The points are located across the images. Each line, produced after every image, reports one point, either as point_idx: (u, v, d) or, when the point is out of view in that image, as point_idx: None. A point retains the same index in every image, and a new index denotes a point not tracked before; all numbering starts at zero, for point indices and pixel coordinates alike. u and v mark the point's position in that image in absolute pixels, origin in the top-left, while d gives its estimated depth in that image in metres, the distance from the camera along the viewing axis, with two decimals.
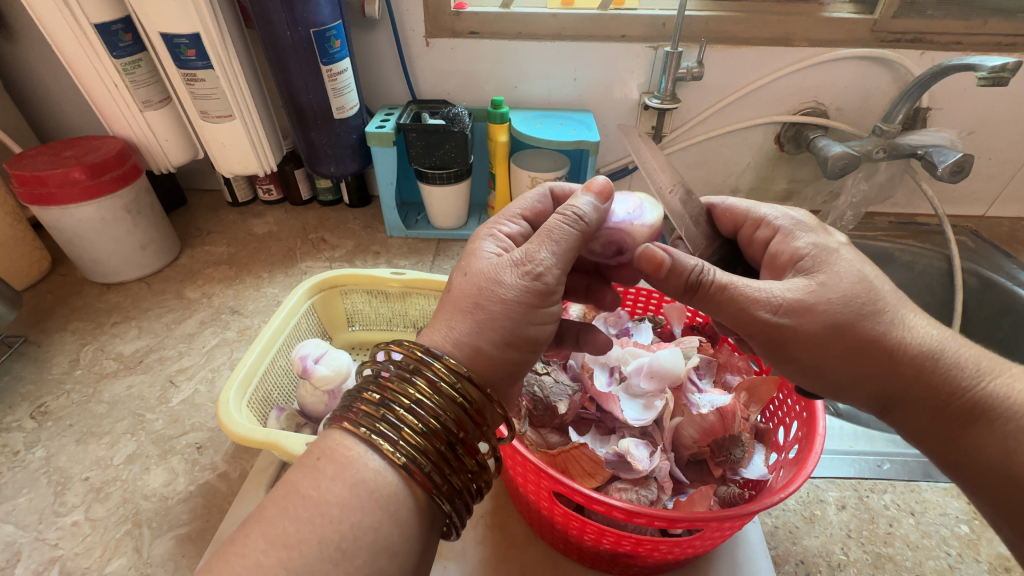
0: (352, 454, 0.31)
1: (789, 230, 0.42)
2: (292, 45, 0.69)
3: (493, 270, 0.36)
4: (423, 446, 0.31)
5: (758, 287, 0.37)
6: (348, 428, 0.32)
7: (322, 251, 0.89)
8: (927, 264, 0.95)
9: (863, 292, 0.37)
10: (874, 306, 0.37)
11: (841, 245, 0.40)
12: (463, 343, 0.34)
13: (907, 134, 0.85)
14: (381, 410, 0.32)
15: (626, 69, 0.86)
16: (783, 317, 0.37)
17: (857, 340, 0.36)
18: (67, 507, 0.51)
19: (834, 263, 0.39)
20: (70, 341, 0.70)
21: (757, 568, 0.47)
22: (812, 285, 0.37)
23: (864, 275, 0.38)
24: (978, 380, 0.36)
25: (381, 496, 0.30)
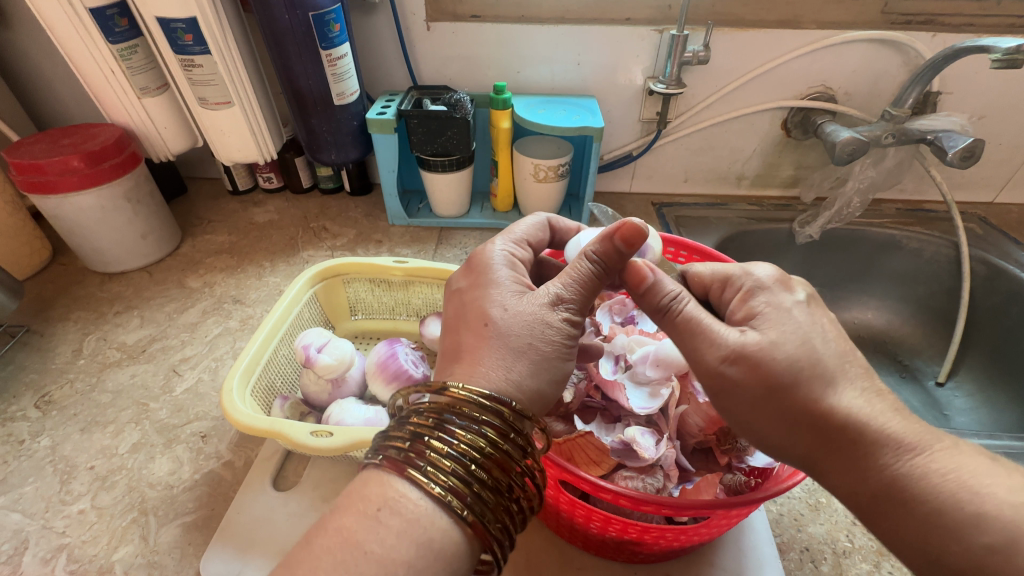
0: (415, 504, 0.30)
1: (752, 289, 0.39)
2: (291, 29, 0.68)
3: (526, 306, 0.38)
4: (485, 497, 0.31)
5: (718, 326, 0.36)
6: (409, 477, 0.31)
7: (323, 240, 0.88)
8: (934, 251, 0.94)
9: (810, 358, 0.34)
10: (807, 369, 0.33)
11: (797, 304, 0.37)
12: (522, 385, 0.36)
13: (917, 118, 0.83)
14: (445, 457, 0.31)
15: (631, 52, 0.85)
16: (728, 365, 0.35)
17: (777, 403, 0.34)
18: (73, 495, 0.51)
19: (778, 324, 0.35)
20: (73, 331, 0.70)
21: (761, 555, 0.47)
22: (762, 341, 0.35)
23: (807, 333, 0.35)
24: (897, 459, 0.30)
25: (443, 548, 0.29)
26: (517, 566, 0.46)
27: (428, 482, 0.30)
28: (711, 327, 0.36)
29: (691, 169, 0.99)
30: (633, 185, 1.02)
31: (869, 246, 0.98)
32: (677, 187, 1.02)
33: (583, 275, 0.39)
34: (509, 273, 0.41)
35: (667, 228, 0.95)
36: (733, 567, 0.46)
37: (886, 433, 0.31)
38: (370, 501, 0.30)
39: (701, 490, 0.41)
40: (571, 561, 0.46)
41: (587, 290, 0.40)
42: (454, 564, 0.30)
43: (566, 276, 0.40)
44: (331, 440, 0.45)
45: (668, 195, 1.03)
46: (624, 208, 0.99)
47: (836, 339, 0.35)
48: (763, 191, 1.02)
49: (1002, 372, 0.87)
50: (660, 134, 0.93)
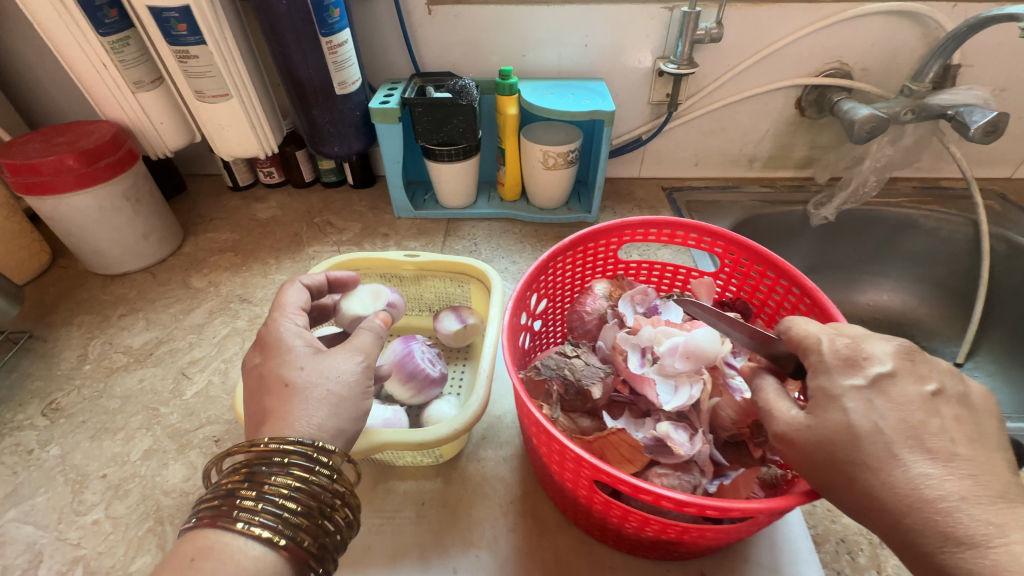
0: (241, 549, 0.31)
1: (817, 369, 0.35)
2: (289, 15, 0.65)
3: (325, 364, 0.40)
4: (308, 527, 0.34)
5: (778, 400, 0.36)
6: (226, 526, 0.32)
7: (329, 235, 0.86)
8: (952, 230, 0.92)
9: (853, 443, 0.31)
10: (848, 453, 0.31)
11: (853, 389, 0.33)
12: (325, 426, 0.38)
13: (938, 93, 0.80)
14: (260, 501, 0.33)
15: (640, 31, 0.82)
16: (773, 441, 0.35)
17: (817, 479, 0.32)
18: (86, 505, 0.50)
19: (826, 412, 0.33)
20: (77, 335, 0.68)
21: (797, 548, 0.45)
22: (806, 421, 0.33)
23: (856, 422, 0.31)
24: (941, 550, 0.27)
25: None
26: (547, 566, 0.44)
27: (250, 526, 0.32)
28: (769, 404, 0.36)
29: (702, 152, 0.97)
30: (642, 170, 1.00)
31: (886, 227, 0.96)
32: (688, 171, 1.00)
33: (369, 338, 0.44)
34: (297, 337, 0.42)
35: (679, 213, 0.93)
36: (769, 563, 0.45)
37: (943, 513, 0.28)
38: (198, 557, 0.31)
39: (739, 486, 0.40)
40: (602, 559, 0.45)
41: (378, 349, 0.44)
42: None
43: (353, 339, 0.43)
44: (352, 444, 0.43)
45: (678, 179, 1.01)
46: (634, 194, 0.97)
47: (897, 419, 0.31)
48: (776, 173, 1.00)
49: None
50: (670, 116, 0.90)
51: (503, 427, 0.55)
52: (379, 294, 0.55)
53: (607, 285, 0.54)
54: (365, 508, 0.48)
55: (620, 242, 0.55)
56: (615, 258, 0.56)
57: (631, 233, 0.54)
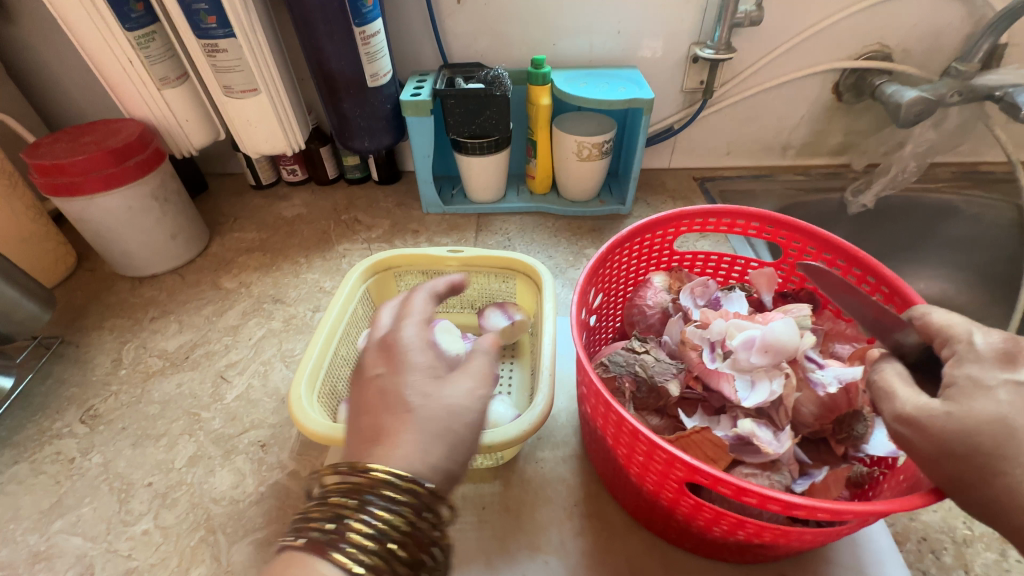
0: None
1: (964, 356, 0.34)
2: (322, 6, 0.63)
3: (452, 396, 0.32)
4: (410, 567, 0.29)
5: (904, 384, 0.35)
6: (326, 557, 0.28)
7: (357, 232, 0.84)
8: (994, 215, 0.90)
9: (1001, 434, 0.30)
10: (997, 444, 0.30)
11: (1008, 382, 0.31)
12: (437, 465, 0.30)
13: (985, 73, 0.78)
14: (357, 527, 0.29)
15: (676, 16, 0.79)
16: (897, 425, 0.33)
17: (948, 469, 0.31)
18: (134, 515, 0.48)
19: (974, 399, 0.31)
20: (110, 339, 0.66)
21: (880, 548, 0.44)
22: (946, 409, 0.32)
23: (1008, 413, 0.30)
24: None
25: None
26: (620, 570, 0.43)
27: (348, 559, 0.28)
28: (892, 388, 0.35)
29: (734, 140, 0.95)
30: (673, 161, 0.98)
31: (925, 214, 0.94)
32: (719, 160, 0.97)
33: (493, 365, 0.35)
34: (417, 353, 0.34)
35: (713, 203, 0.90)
36: (851, 563, 0.43)
37: None
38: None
39: (829, 486, 0.38)
40: (676, 562, 0.43)
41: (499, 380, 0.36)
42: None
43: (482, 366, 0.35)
44: None
45: (709, 168, 0.98)
46: (666, 185, 0.95)
47: None
48: (809, 161, 0.97)
49: None
50: (704, 104, 0.88)
51: (558, 426, 0.53)
52: None
53: (666, 278, 0.51)
54: None
55: (677, 233, 0.52)
56: (670, 250, 0.54)
57: (690, 223, 0.51)
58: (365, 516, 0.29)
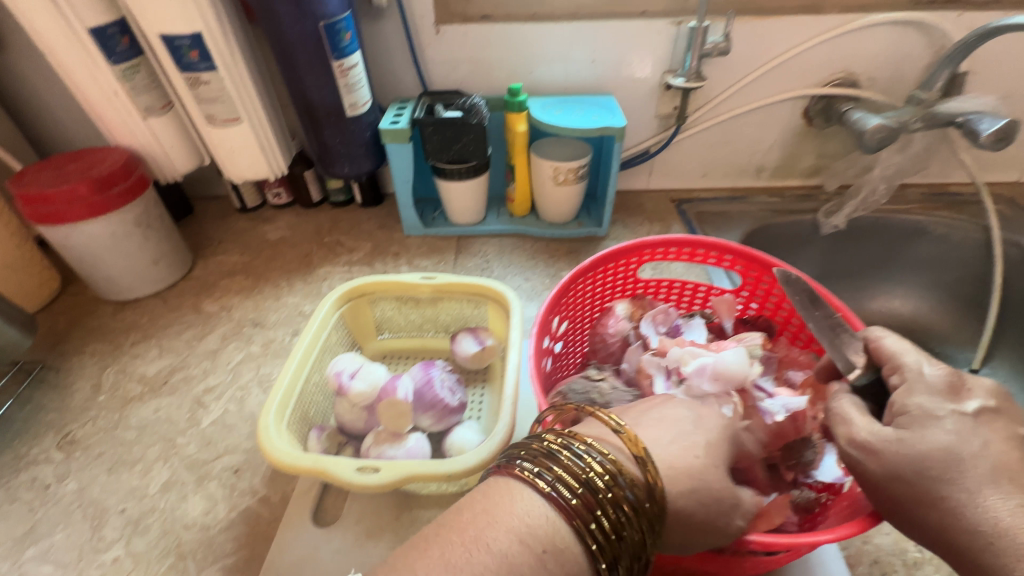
0: (534, 505, 0.30)
1: (914, 386, 0.37)
2: (301, 40, 0.65)
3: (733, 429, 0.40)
4: (603, 521, 0.30)
5: (859, 413, 0.38)
6: (529, 482, 0.31)
7: (339, 255, 0.86)
8: (962, 236, 0.92)
9: (948, 461, 0.32)
10: (944, 471, 0.32)
11: (955, 413, 0.34)
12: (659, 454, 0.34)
13: (946, 101, 0.80)
14: (562, 461, 0.32)
15: (648, 46, 0.82)
16: (851, 449, 0.36)
17: (901, 492, 0.33)
18: (106, 542, 0.49)
19: (926, 429, 0.34)
20: (90, 364, 0.68)
21: (831, 571, 0.45)
22: (901, 434, 0.34)
23: (958, 445, 0.32)
24: None
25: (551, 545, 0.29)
26: None
27: (548, 484, 0.31)
28: (850, 417, 0.38)
29: (709, 163, 0.97)
30: (650, 183, 1.00)
31: (896, 234, 0.96)
32: (695, 182, 1.00)
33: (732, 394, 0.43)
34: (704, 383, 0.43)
35: (689, 225, 0.92)
36: None
37: None
38: (496, 501, 0.31)
39: (774, 512, 0.40)
40: None
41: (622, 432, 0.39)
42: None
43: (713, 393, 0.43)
44: (379, 477, 0.42)
45: (685, 190, 1.01)
46: (643, 206, 0.97)
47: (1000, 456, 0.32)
48: (783, 182, 1.00)
49: None
50: (678, 129, 0.90)
51: None
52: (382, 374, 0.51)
53: (628, 305, 0.53)
54: (390, 538, 0.48)
55: (640, 262, 0.55)
56: (634, 278, 0.56)
57: (652, 252, 0.54)
58: (575, 457, 0.32)
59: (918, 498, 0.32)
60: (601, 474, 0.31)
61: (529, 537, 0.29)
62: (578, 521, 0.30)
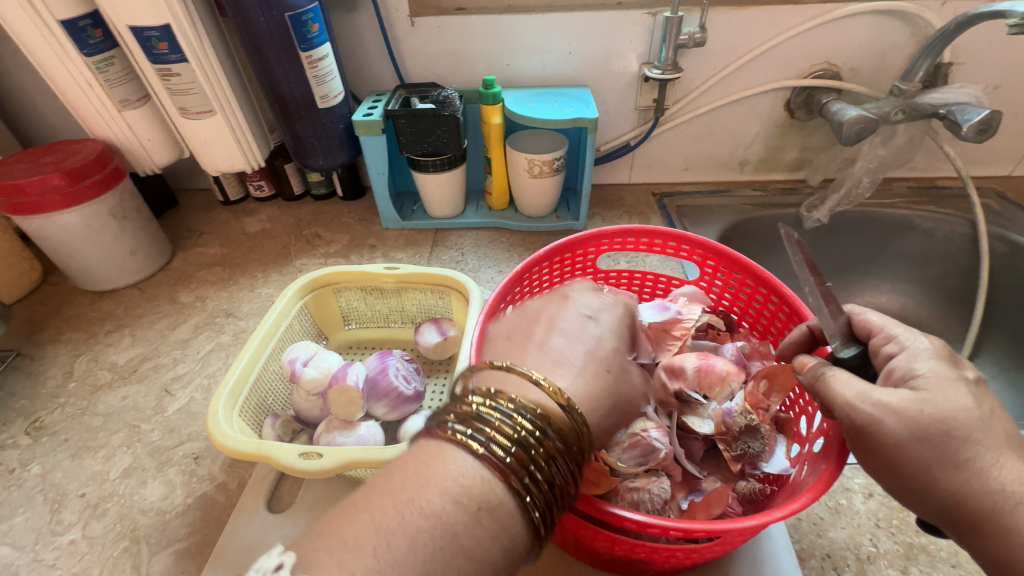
0: (466, 466, 0.29)
1: (916, 352, 0.35)
2: (269, 32, 0.65)
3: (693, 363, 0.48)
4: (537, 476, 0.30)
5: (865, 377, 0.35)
6: (458, 444, 0.30)
7: (317, 247, 0.86)
8: (948, 230, 0.90)
9: (969, 426, 0.31)
10: (968, 432, 0.31)
11: (963, 378, 0.33)
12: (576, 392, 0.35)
13: (929, 92, 0.79)
14: (492, 422, 0.31)
15: (624, 38, 0.81)
16: (868, 410, 0.33)
17: (920, 455, 0.32)
18: (64, 525, 0.50)
19: (948, 393, 0.32)
20: (64, 352, 0.69)
21: (780, 564, 0.44)
22: (921, 396, 0.32)
23: (978, 407, 0.32)
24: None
25: (484, 501, 0.28)
26: None
27: (477, 443, 0.29)
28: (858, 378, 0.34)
29: (691, 156, 0.96)
30: (632, 176, 0.99)
31: (881, 228, 0.94)
32: (677, 176, 0.99)
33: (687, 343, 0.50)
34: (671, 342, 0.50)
35: (669, 218, 0.92)
36: None
37: None
38: (424, 463, 0.29)
39: (713, 503, 0.41)
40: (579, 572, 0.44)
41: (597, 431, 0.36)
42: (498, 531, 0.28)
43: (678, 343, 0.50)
44: (321, 462, 0.42)
45: (668, 184, 1.00)
46: (624, 200, 0.96)
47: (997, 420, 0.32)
48: (767, 176, 0.98)
49: None
50: (658, 122, 0.90)
51: None
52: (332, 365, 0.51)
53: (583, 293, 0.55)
54: None
55: (597, 252, 0.55)
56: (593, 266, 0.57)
57: (607, 243, 0.53)
58: (499, 412, 0.31)
59: (937, 461, 0.31)
60: (530, 430, 0.31)
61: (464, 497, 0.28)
62: (515, 482, 0.29)
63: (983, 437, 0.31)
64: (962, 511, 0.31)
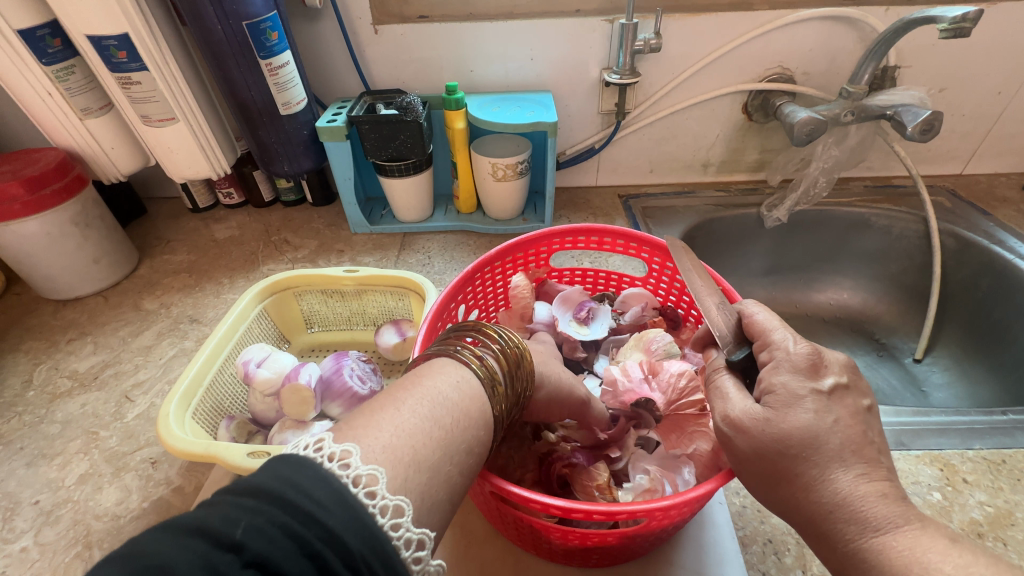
0: (457, 373, 0.33)
1: (781, 362, 0.36)
2: (227, 40, 0.67)
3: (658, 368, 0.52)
4: (514, 380, 0.36)
5: (736, 388, 0.37)
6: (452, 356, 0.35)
7: (284, 253, 0.87)
8: (903, 227, 0.93)
9: (807, 441, 0.32)
10: (800, 450, 0.32)
11: (814, 392, 0.34)
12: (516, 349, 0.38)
13: (876, 94, 0.82)
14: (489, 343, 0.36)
15: (584, 44, 0.83)
16: (723, 425, 0.36)
17: (757, 467, 0.34)
18: (15, 533, 0.50)
19: (790, 410, 0.33)
20: (24, 362, 0.69)
21: (722, 550, 0.46)
22: (766, 414, 0.34)
23: (816, 424, 0.32)
24: (860, 538, 0.30)
25: (470, 402, 0.32)
26: None
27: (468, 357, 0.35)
28: (726, 392, 0.38)
29: (656, 159, 0.98)
30: (599, 179, 1.01)
31: (839, 227, 0.97)
32: (643, 178, 1.01)
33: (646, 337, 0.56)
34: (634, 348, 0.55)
35: (633, 219, 0.93)
36: (694, 566, 0.45)
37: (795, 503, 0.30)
38: (424, 371, 0.33)
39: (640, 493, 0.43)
40: (527, 567, 0.45)
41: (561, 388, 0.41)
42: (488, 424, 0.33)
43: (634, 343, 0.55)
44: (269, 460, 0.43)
45: (635, 186, 1.02)
46: (590, 202, 0.98)
47: (850, 424, 0.32)
48: (730, 177, 1.01)
49: (979, 345, 0.86)
50: (620, 125, 0.92)
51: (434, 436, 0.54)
52: (281, 367, 0.52)
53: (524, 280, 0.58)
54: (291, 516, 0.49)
55: (549, 251, 0.58)
56: (546, 264, 0.60)
57: (558, 243, 0.57)
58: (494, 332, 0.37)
59: (776, 472, 0.33)
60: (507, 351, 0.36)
61: (452, 396, 0.32)
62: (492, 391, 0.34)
63: (863, 437, 0.32)
64: (802, 516, 0.33)
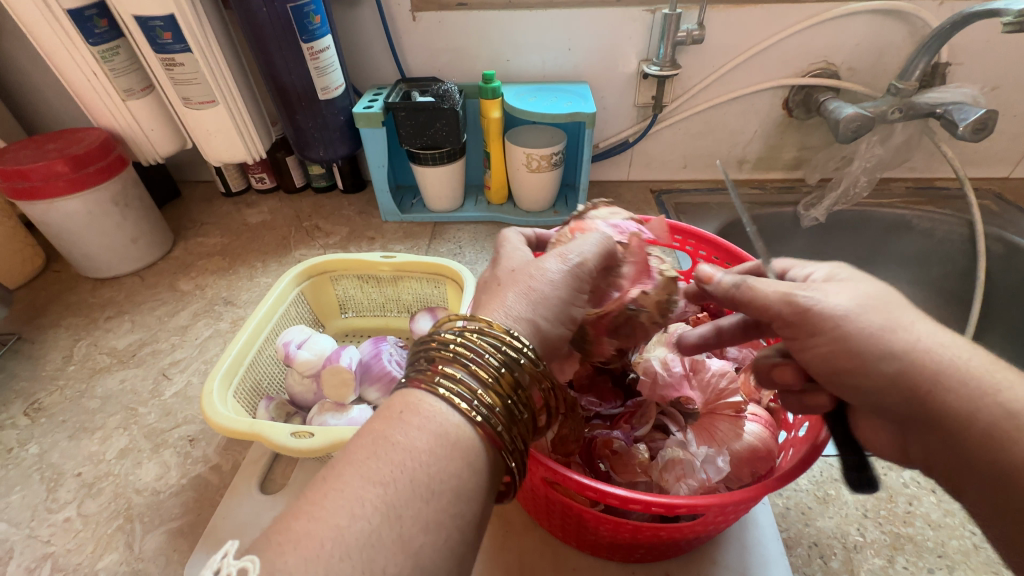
0: (438, 413, 0.29)
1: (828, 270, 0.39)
2: (270, 23, 0.67)
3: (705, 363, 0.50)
4: (510, 395, 0.30)
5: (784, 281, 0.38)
6: (429, 391, 0.29)
7: (316, 238, 0.87)
8: (947, 231, 0.90)
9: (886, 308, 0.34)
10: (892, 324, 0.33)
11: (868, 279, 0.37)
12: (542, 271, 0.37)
13: (925, 91, 0.79)
14: (468, 361, 0.30)
15: (623, 35, 0.82)
16: (795, 298, 0.35)
17: (859, 356, 0.33)
18: (59, 503, 0.51)
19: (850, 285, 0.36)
20: (65, 337, 0.70)
21: (767, 551, 0.45)
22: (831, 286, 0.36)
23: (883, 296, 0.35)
24: None
25: (463, 449, 0.28)
26: (509, 566, 0.44)
27: (449, 392, 0.29)
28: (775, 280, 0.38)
29: (690, 154, 0.97)
30: (630, 173, 1.00)
31: (879, 228, 0.94)
32: (676, 174, 0.99)
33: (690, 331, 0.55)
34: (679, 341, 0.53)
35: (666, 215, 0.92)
36: (737, 566, 0.44)
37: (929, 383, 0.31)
38: (399, 409, 0.29)
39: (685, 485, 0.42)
40: (566, 560, 0.45)
41: (619, 245, 0.43)
42: (489, 464, 0.29)
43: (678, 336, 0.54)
44: (312, 441, 0.43)
45: (667, 181, 1.00)
46: (622, 197, 0.97)
47: None
48: (766, 175, 0.99)
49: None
50: (656, 119, 0.90)
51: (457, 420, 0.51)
52: (320, 348, 0.52)
53: None
54: None
55: None
56: None
57: None
58: (468, 347, 0.31)
59: (883, 347, 0.33)
60: (494, 367, 0.30)
61: (443, 443, 0.27)
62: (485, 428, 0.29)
63: None
64: (921, 400, 0.32)
